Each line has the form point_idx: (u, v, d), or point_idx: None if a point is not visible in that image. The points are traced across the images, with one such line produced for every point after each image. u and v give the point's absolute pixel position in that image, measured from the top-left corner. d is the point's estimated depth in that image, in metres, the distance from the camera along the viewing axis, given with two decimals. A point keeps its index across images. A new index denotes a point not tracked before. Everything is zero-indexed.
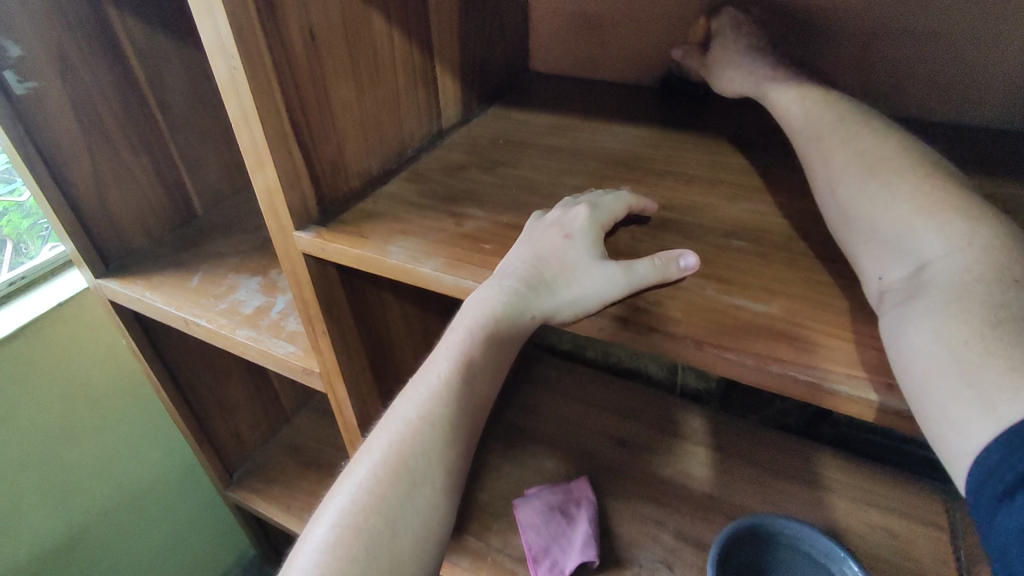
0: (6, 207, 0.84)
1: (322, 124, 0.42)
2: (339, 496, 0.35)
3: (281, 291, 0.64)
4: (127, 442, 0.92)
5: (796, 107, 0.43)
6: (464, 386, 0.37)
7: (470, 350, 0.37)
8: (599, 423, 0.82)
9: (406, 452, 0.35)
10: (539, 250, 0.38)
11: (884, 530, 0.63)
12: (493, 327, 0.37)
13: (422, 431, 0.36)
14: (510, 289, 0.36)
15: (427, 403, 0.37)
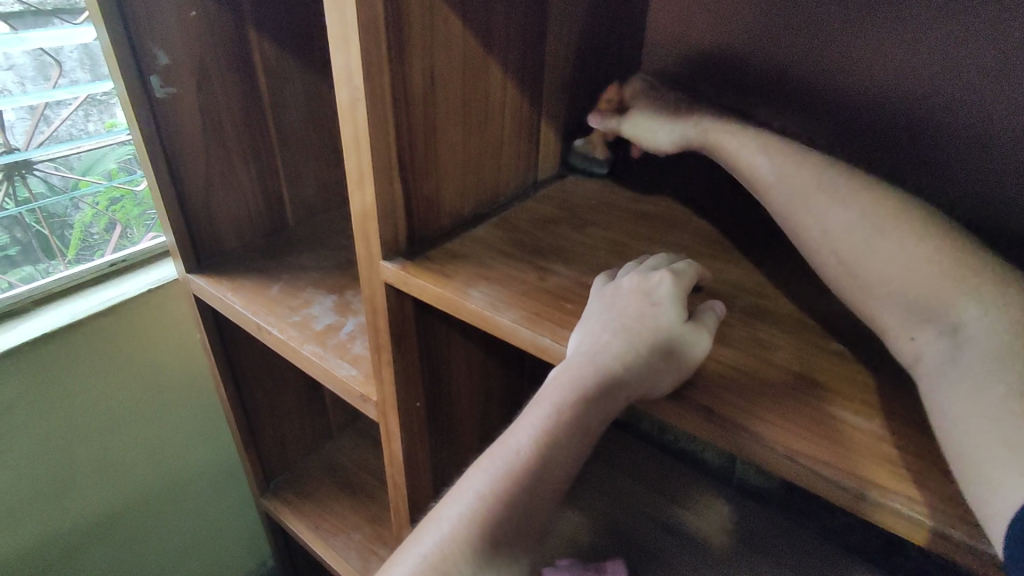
0: (123, 194, 0.90)
1: (425, 162, 0.43)
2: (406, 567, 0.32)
3: (353, 312, 0.65)
4: (180, 432, 0.95)
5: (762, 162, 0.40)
6: (547, 465, 0.33)
7: (556, 426, 0.33)
8: (644, 504, 0.80)
9: (479, 530, 0.32)
10: (628, 321, 0.35)
11: None
12: (581, 402, 0.33)
13: (498, 509, 0.32)
14: (600, 363, 0.34)
15: (506, 482, 0.33)
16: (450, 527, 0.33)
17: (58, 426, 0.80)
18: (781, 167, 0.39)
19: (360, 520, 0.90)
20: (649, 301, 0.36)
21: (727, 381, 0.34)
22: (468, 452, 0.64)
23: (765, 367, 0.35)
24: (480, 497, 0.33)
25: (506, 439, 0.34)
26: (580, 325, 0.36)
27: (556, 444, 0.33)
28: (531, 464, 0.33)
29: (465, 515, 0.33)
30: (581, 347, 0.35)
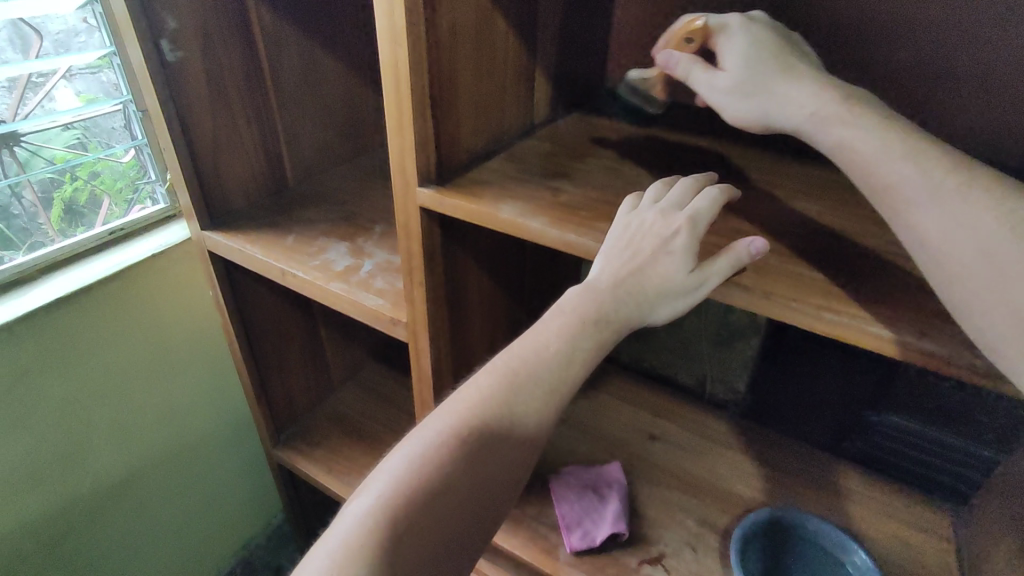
0: (103, 168, 0.89)
1: (450, 101, 0.50)
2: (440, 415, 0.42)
3: (368, 255, 0.71)
4: (188, 394, 0.99)
5: (865, 144, 0.37)
6: (551, 369, 0.43)
7: (564, 335, 0.43)
8: (631, 418, 0.91)
9: (494, 400, 0.42)
10: (632, 269, 0.43)
11: (897, 538, 0.72)
12: (579, 338, 0.43)
13: (509, 388, 0.42)
14: (604, 305, 0.43)
15: (520, 370, 0.43)
16: (474, 399, 0.42)
17: (76, 389, 0.84)
18: (919, 176, 0.35)
19: (371, 461, 0.97)
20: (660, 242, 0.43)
21: (719, 254, 0.43)
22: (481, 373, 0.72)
23: (744, 246, 0.44)
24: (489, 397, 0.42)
25: (512, 352, 0.44)
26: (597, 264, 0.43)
27: (551, 370, 0.43)
28: (543, 363, 0.43)
29: (487, 393, 0.42)
30: (593, 282, 0.43)
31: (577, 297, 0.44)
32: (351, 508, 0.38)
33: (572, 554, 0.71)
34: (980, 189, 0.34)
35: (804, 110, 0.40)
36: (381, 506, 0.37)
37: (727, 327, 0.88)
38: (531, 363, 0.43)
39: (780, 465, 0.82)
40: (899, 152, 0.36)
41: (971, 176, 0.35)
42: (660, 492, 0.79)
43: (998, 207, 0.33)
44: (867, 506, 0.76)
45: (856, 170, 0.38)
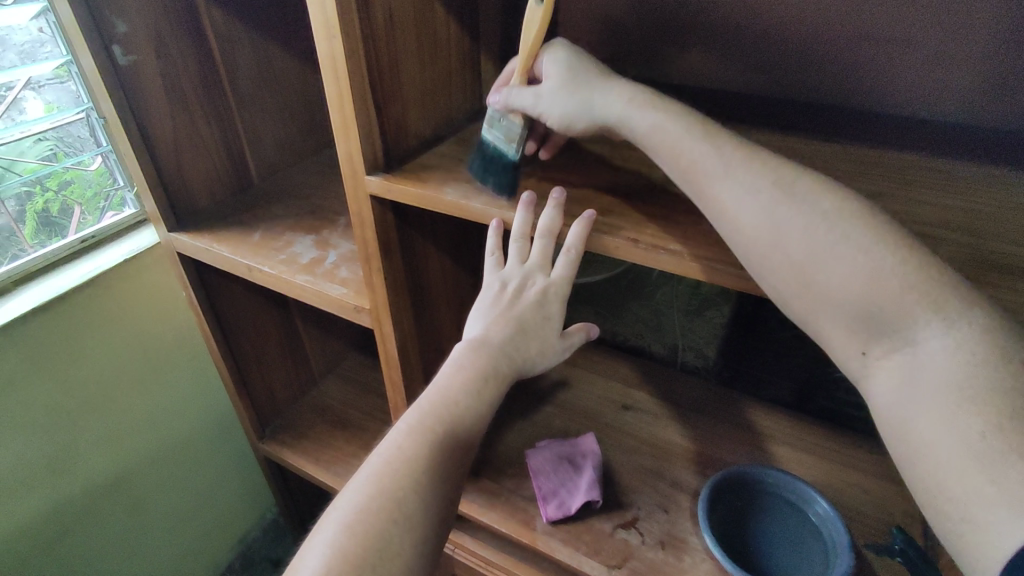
0: (72, 177, 0.90)
1: (392, 90, 0.51)
2: (360, 475, 0.42)
3: (333, 246, 0.73)
4: (170, 394, 1.01)
5: (686, 142, 0.42)
6: (459, 395, 0.45)
7: (465, 363, 0.46)
8: (605, 391, 0.94)
9: (412, 444, 0.43)
10: (510, 293, 0.48)
11: (859, 487, 0.75)
12: (482, 390, 0.46)
13: (424, 425, 0.44)
14: (497, 358, 0.46)
15: (429, 409, 0.44)
16: (390, 448, 0.43)
17: (59, 396, 0.85)
18: (715, 155, 0.41)
19: (356, 449, 0.99)
20: (545, 296, 0.48)
21: (652, 222, 0.44)
22: (449, 354, 0.74)
23: (678, 209, 0.46)
24: (414, 459, 0.42)
25: (422, 404, 0.45)
26: (480, 300, 0.49)
27: (465, 423, 0.45)
28: (449, 393, 0.45)
29: (401, 440, 0.43)
30: (483, 314, 0.49)
31: (471, 352, 0.47)
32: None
33: (549, 523, 0.74)
34: (759, 166, 0.40)
35: (622, 101, 0.45)
36: None
37: (697, 294, 0.91)
38: (448, 422, 0.44)
39: (748, 427, 0.86)
40: (694, 132, 0.42)
41: (744, 150, 0.41)
42: (633, 460, 0.82)
43: (780, 185, 0.39)
44: (831, 460, 0.80)
45: (670, 146, 0.43)
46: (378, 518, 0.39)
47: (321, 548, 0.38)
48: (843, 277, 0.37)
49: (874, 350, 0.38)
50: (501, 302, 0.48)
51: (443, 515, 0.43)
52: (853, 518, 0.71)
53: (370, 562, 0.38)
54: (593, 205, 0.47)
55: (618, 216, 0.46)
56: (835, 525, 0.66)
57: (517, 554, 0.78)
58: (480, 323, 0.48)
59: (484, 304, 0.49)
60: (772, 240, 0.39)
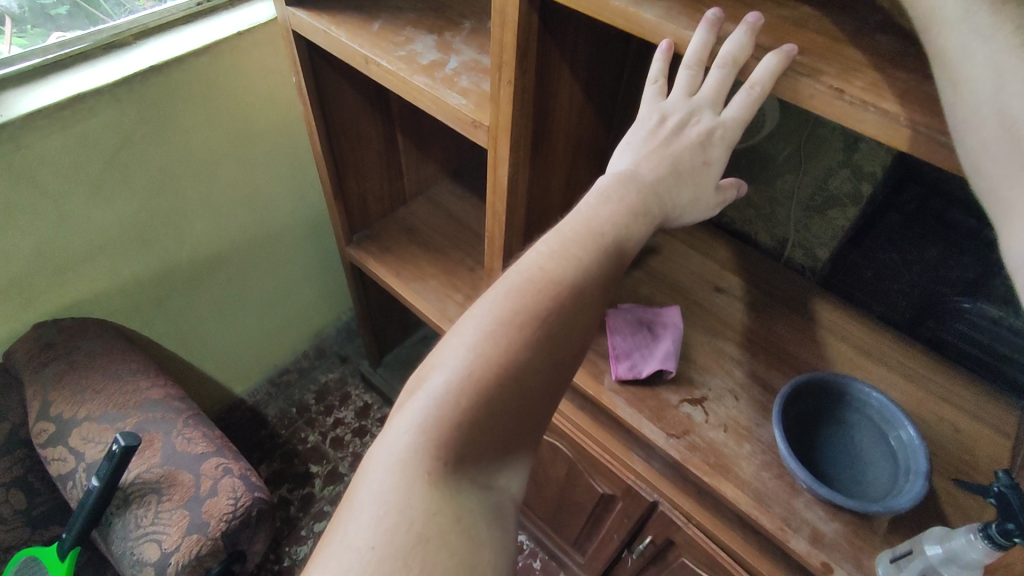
0: None
1: None
2: (496, 290, 0.40)
3: (456, 51, 0.66)
4: (270, 182, 1.03)
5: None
6: (608, 224, 0.41)
7: (611, 199, 0.42)
8: (699, 269, 0.89)
9: (552, 267, 0.40)
10: (668, 131, 0.44)
11: (952, 425, 0.70)
12: (630, 228, 0.42)
13: (566, 252, 0.40)
14: (648, 196, 0.42)
15: (573, 237, 0.41)
16: (530, 267, 0.40)
17: (171, 161, 0.88)
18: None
19: (435, 272, 1.00)
20: (709, 138, 0.44)
21: (864, 73, 0.36)
22: (556, 195, 0.70)
23: (899, 64, 0.37)
24: (557, 284, 0.39)
25: (565, 229, 0.41)
26: (630, 136, 0.45)
27: (607, 254, 0.41)
28: (598, 223, 0.41)
29: (544, 263, 0.40)
30: (636, 150, 0.44)
31: (619, 185, 0.43)
32: (424, 390, 0.37)
33: (617, 382, 0.75)
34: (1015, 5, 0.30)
35: None
36: (458, 384, 0.36)
37: (827, 186, 0.80)
38: (597, 251, 0.41)
39: (846, 339, 0.80)
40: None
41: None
42: (715, 343, 0.79)
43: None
44: (927, 391, 0.74)
45: None
46: (519, 335, 0.38)
47: (460, 351, 0.38)
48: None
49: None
50: (659, 136, 0.44)
51: (578, 343, 0.41)
52: (935, 453, 0.67)
53: (513, 372, 0.37)
54: (794, 39, 0.38)
55: (821, 57, 0.37)
56: (917, 451, 0.61)
57: (576, 402, 0.81)
58: (630, 157, 0.44)
59: (638, 138, 0.45)
60: (993, 91, 0.30)
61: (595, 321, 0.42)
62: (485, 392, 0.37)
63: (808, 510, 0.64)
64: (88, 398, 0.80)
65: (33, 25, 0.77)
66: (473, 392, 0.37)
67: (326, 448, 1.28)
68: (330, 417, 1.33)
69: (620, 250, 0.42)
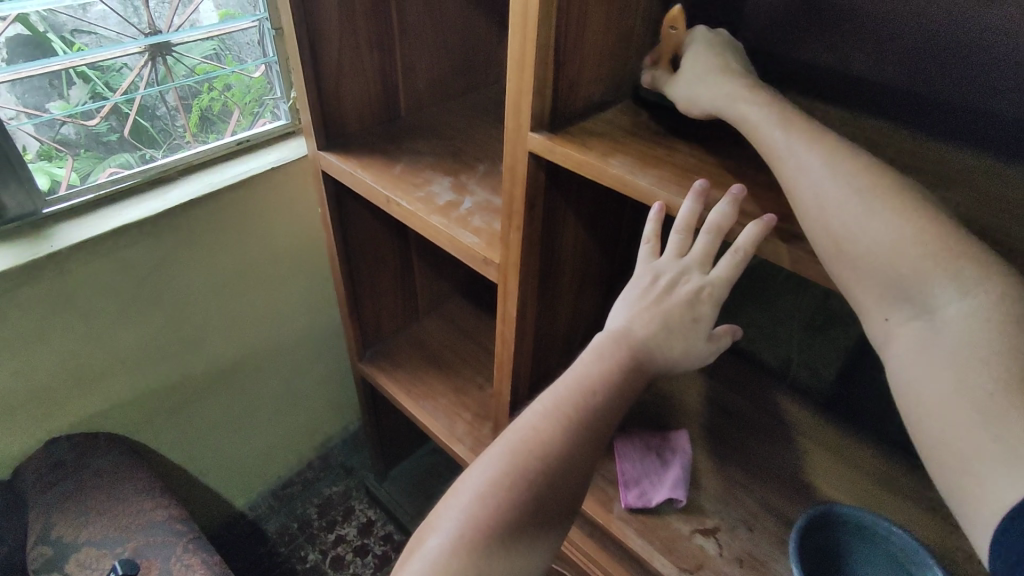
0: (236, 82, 0.95)
1: (575, 46, 0.49)
2: (492, 451, 0.45)
3: (470, 192, 0.72)
4: (289, 300, 1.07)
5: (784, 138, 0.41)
6: (597, 387, 0.46)
7: (604, 357, 0.47)
8: (705, 390, 0.90)
9: (542, 431, 0.45)
10: (659, 291, 0.47)
11: (978, 562, 0.68)
12: (620, 385, 0.46)
13: (556, 415, 0.45)
14: (637, 353, 0.47)
15: (562, 400, 0.46)
16: (523, 429, 0.45)
17: (200, 284, 0.93)
18: (786, 138, 0.40)
19: (445, 388, 1.02)
20: (697, 297, 0.46)
21: None
22: (562, 323, 0.73)
23: None
24: (546, 446, 0.44)
25: (557, 391, 0.47)
26: (625, 293, 0.49)
27: (597, 414, 0.46)
28: (588, 386, 0.46)
29: (536, 426, 0.45)
30: (629, 308, 0.48)
31: (611, 343, 0.47)
32: (423, 548, 0.42)
33: (626, 510, 0.73)
34: (845, 148, 0.39)
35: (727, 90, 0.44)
36: (452, 545, 0.42)
37: (827, 310, 0.83)
38: (579, 415, 0.46)
39: (857, 465, 0.79)
40: (776, 118, 0.41)
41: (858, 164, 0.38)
42: (725, 468, 0.78)
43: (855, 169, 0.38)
44: (947, 524, 0.72)
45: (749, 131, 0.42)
46: (509, 497, 0.43)
47: (455, 514, 0.43)
48: (873, 242, 0.36)
49: (896, 317, 0.37)
50: (649, 293, 0.48)
51: (568, 500, 0.46)
52: None
53: (503, 532, 0.42)
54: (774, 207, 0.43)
55: (798, 225, 0.42)
56: None
57: (585, 529, 0.79)
58: (625, 313, 0.48)
59: (633, 294, 0.49)
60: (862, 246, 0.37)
61: (583, 478, 0.46)
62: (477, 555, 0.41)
63: None
64: (91, 521, 0.79)
65: (86, 149, 0.85)
66: (465, 554, 0.41)
67: (326, 568, 1.22)
68: (331, 533, 1.28)
69: (610, 412, 0.46)
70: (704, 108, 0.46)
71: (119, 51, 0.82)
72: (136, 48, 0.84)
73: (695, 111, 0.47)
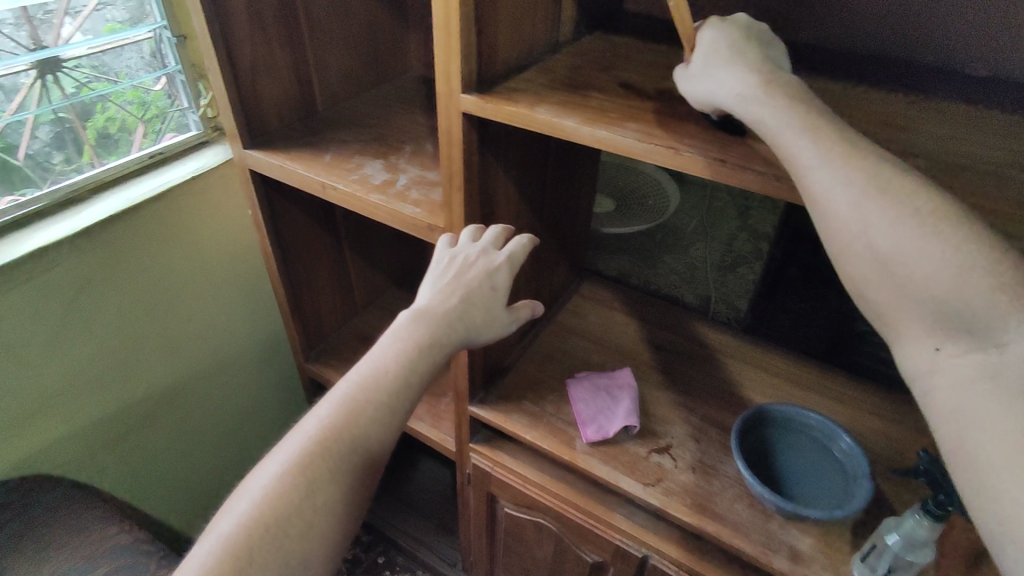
0: (136, 95, 0.92)
1: (491, 13, 0.54)
2: (305, 422, 0.51)
3: (402, 171, 0.76)
4: (224, 312, 1.05)
5: (797, 128, 0.41)
6: (396, 354, 0.54)
7: (412, 324, 0.55)
8: (641, 332, 0.98)
9: (342, 399, 0.51)
10: (462, 268, 0.59)
11: (882, 433, 0.80)
12: (425, 346, 0.54)
13: (355, 384, 0.52)
14: (446, 315, 0.56)
15: (363, 370, 0.53)
16: (330, 400, 0.51)
17: (128, 305, 0.90)
18: (814, 148, 0.40)
19: None
20: (490, 269, 0.59)
21: (734, 150, 0.48)
22: None
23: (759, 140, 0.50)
24: (347, 410, 0.50)
25: (361, 366, 0.53)
26: (428, 278, 0.60)
27: (397, 378, 0.53)
28: (385, 356, 0.54)
29: (340, 396, 0.51)
30: (434, 284, 0.59)
31: (418, 312, 0.56)
32: (230, 510, 0.46)
33: (589, 444, 0.79)
34: (828, 129, 0.41)
35: (735, 91, 0.45)
36: (253, 505, 0.46)
37: None
38: (361, 409, 0.51)
39: (776, 372, 0.90)
40: (798, 118, 0.41)
41: (846, 142, 0.40)
42: (667, 395, 0.86)
43: (840, 144, 0.40)
44: (855, 407, 0.84)
45: (768, 130, 0.43)
46: (310, 456, 0.48)
47: (263, 477, 0.48)
48: (930, 275, 0.37)
49: (949, 347, 0.39)
50: (450, 273, 0.59)
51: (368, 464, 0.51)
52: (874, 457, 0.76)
53: (302, 489, 0.47)
54: (681, 130, 0.51)
55: (700, 142, 0.50)
56: (858, 457, 0.70)
57: (554, 473, 0.85)
58: (430, 290, 0.58)
59: (436, 276, 0.59)
60: (838, 208, 0.40)
61: (385, 443, 0.52)
62: (252, 543, 0.44)
63: (783, 530, 0.70)
64: (51, 554, 0.75)
65: None
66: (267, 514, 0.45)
67: None
68: None
69: (406, 376, 0.53)
70: (708, 102, 0.48)
71: (5, 70, 0.78)
72: (23, 66, 0.79)
73: (699, 102, 0.49)
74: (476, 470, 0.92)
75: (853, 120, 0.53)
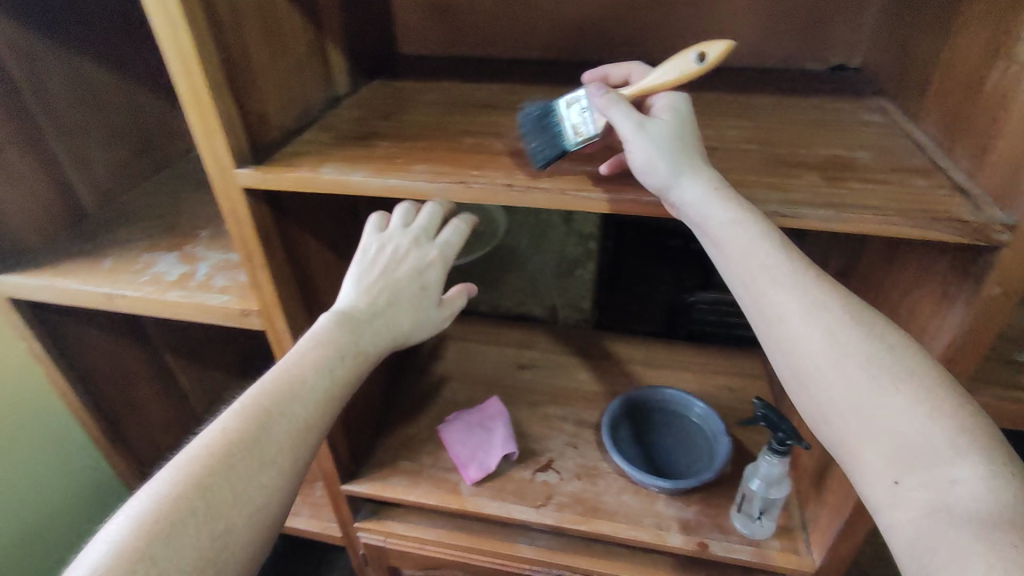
0: None
1: (247, 80, 0.51)
2: (201, 439, 0.47)
3: (201, 259, 0.69)
4: (23, 466, 0.88)
5: (734, 223, 0.44)
6: (303, 368, 0.51)
7: (327, 332, 0.53)
8: (500, 355, 0.99)
9: (246, 416, 0.48)
10: (390, 260, 0.57)
11: (727, 389, 0.89)
12: (337, 358, 0.53)
13: (259, 401, 0.49)
14: (368, 319, 0.55)
15: (270, 384, 0.50)
16: (231, 414, 0.49)
17: None
18: (753, 245, 0.43)
19: None
20: (419, 266, 0.57)
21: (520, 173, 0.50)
22: None
23: None
24: (246, 430, 0.48)
25: (267, 383, 0.51)
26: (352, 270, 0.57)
27: (302, 397, 0.51)
28: (291, 373, 0.51)
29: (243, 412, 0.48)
30: (362, 277, 0.56)
31: (339, 316, 0.54)
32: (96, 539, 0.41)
33: (474, 485, 0.78)
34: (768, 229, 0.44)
35: (712, 185, 0.44)
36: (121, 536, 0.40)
37: (566, 253, 0.98)
38: (270, 431, 0.48)
39: (630, 358, 0.96)
40: (757, 219, 0.44)
41: (783, 243, 0.44)
42: (538, 411, 0.88)
43: (773, 236, 0.44)
44: (701, 372, 0.92)
45: (721, 228, 0.44)
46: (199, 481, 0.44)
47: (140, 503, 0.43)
48: (867, 385, 0.40)
49: (906, 480, 0.38)
50: (377, 268, 0.57)
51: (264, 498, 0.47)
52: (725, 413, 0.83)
53: (185, 518, 0.42)
54: (468, 164, 0.52)
55: (489, 171, 0.51)
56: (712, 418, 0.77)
57: (448, 525, 0.82)
58: (353, 289, 0.56)
59: (360, 270, 0.57)
60: (778, 302, 0.43)
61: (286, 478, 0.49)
62: None
63: (668, 506, 0.73)
64: None
65: None
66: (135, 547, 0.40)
67: None
68: None
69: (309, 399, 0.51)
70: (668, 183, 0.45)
71: None
72: None
73: (647, 175, 0.45)
74: (368, 548, 0.86)
75: (621, 125, 0.58)
